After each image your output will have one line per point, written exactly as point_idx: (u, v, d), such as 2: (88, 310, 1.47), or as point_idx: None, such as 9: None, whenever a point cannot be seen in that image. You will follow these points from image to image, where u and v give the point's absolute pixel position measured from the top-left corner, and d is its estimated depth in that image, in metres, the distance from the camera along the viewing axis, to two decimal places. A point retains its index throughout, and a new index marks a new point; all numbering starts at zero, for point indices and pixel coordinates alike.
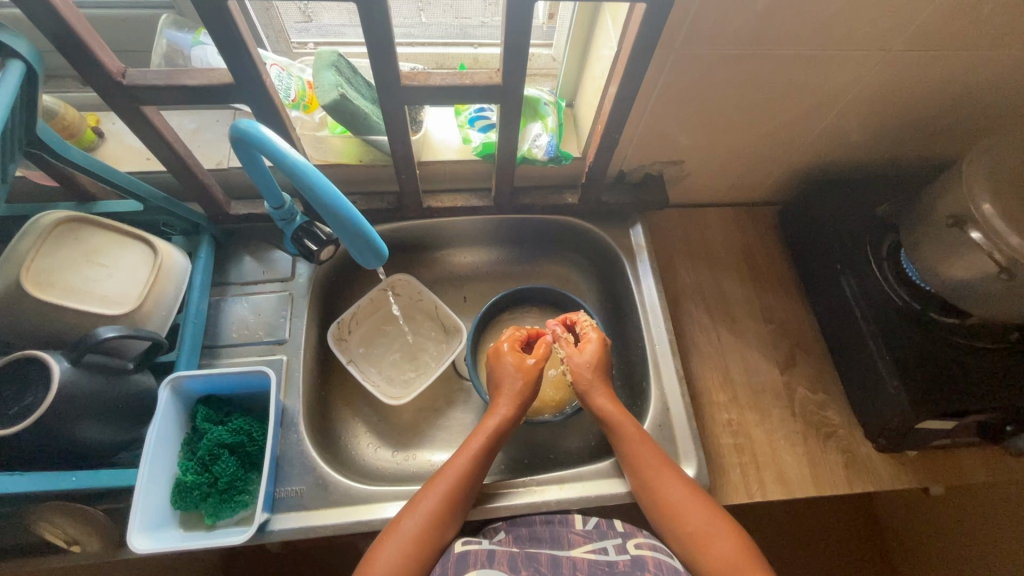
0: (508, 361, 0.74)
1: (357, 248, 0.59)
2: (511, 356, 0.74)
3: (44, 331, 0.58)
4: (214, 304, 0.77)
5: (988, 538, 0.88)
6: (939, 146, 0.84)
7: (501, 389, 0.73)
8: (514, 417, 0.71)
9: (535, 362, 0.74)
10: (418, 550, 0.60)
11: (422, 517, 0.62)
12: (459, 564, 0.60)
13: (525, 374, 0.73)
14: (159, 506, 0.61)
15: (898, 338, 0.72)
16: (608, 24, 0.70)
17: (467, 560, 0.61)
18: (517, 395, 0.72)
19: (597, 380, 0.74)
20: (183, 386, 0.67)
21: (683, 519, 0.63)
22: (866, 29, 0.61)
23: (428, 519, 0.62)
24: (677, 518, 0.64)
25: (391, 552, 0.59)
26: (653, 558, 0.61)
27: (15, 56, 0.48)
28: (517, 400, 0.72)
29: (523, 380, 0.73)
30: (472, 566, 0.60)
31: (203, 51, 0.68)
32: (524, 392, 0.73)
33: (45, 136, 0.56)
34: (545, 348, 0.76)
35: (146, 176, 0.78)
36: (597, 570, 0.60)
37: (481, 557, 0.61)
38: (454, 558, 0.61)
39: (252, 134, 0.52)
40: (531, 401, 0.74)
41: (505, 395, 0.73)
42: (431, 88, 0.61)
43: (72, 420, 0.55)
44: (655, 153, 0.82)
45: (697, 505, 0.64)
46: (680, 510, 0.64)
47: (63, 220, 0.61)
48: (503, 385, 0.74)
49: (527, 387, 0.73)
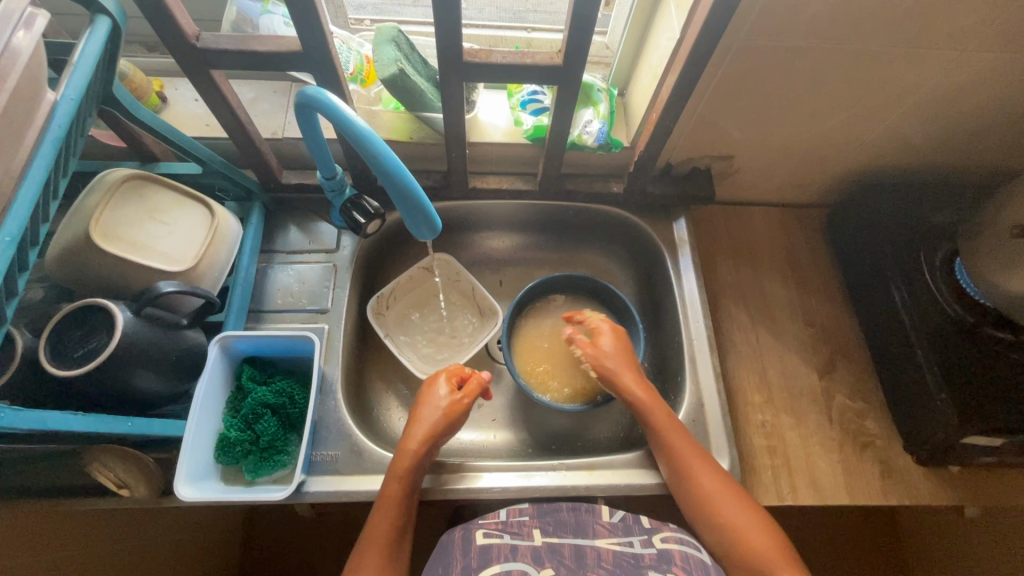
0: (439, 391, 0.70)
1: (412, 218, 0.59)
2: (442, 389, 0.70)
3: (108, 282, 0.60)
4: (261, 270, 0.80)
5: (1001, 560, 0.86)
6: (1006, 157, 0.81)
7: (417, 420, 0.68)
8: (430, 450, 0.67)
9: (462, 399, 0.69)
10: None
11: None
12: (481, 555, 0.60)
13: (448, 408, 0.68)
14: (204, 459, 0.64)
15: (948, 350, 0.70)
16: (670, 10, 0.69)
17: (488, 553, 0.61)
18: (433, 426, 0.67)
19: (619, 364, 0.73)
20: (231, 345, 0.69)
21: (717, 509, 0.63)
22: (942, 27, 0.59)
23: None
24: (711, 507, 0.64)
25: None
26: (679, 551, 0.61)
27: (103, 12, 0.50)
28: (431, 435, 0.66)
29: (444, 413, 0.68)
30: (494, 560, 0.60)
31: (272, 21, 0.70)
32: (441, 424, 0.67)
33: (120, 95, 0.58)
34: (478, 383, 0.71)
35: (206, 142, 0.80)
36: (622, 562, 0.60)
37: (504, 551, 0.61)
38: (476, 549, 0.61)
39: (320, 100, 0.53)
40: (452, 432, 0.69)
41: (420, 427, 0.67)
42: (492, 66, 0.61)
43: (132, 368, 0.57)
44: (706, 146, 0.81)
45: (728, 496, 0.64)
46: (711, 501, 0.64)
47: (128, 177, 0.63)
48: (421, 416, 0.68)
49: (447, 420, 0.68)
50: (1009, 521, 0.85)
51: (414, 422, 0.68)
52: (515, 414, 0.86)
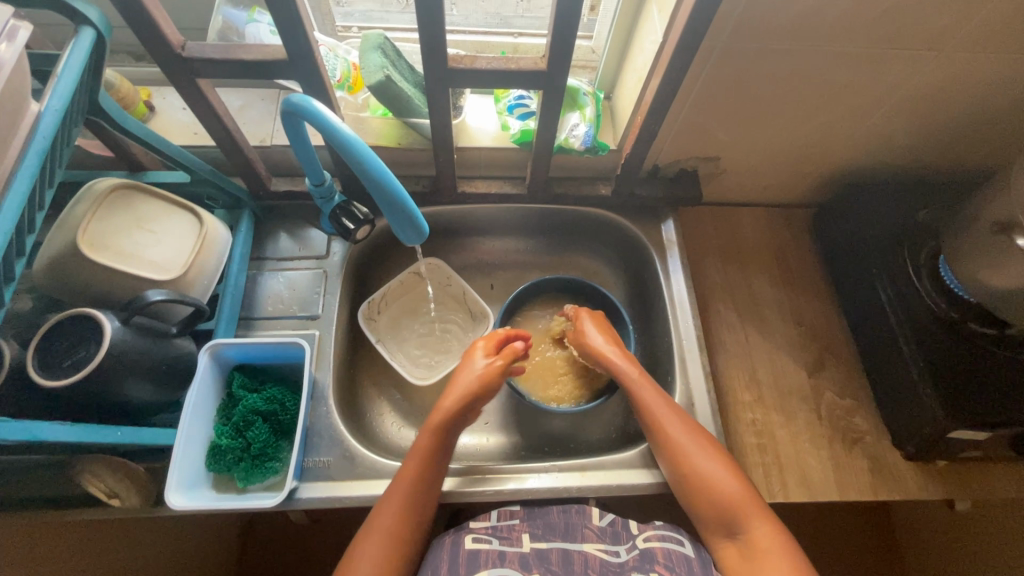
0: (479, 357, 0.72)
1: (399, 224, 0.59)
2: (477, 357, 0.72)
3: (96, 291, 0.61)
4: (250, 277, 0.80)
5: (992, 551, 0.87)
6: (987, 153, 0.82)
7: (455, 382, 0.70)
8: (462, 413, 0.68)
9: (499, 365, 0.70)
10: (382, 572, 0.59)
11: (382, 535, 0.60)
12: (469, 560, 0.62)
13: (485, 374, 0.70)
14: (194, 467, 0.64)
15: (933, 345, 0.71)
16: (652, 14, 0.70)
17: (477, 559, 0.62)
18: (468, 389, 0.69)
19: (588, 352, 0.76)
20: (221, 353, 0.69)
21: (689, 461, 0.64)
22: (918, 28, 0.60)
23: (388, 545, 0.60)
24: (683, 461, 0.65)
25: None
26: (661, 549, 0.62)
27: (87, 23, 0.50)
28: (466, 398, 0.68)
29: (479, 378, 0.69)
30: (482, 566, 0.61)
31: (258, 29, 0.70)
32: (476, 387, 0.69)
33: (107, 105, 0.59)
34: (514, 348, 0.73)
35: (193, 150, 0.80)
36: (607, 571, 0.61)
37: (492, 556, 0.62)
38: (465, 554, 0.62)
39: (305, 108, 0.53)
40: (487, 399, 0.70)
41: (457, 389, 0.69)
42: (476, 72, 0.61)
43: (120, 378, 0.57)
44: (692, 148, 0.82)
45: (701, 448, 0.65)
46: (684, 455, 0.65)
47: (117, 187, 0.64)
48: (459, 378, 0.70)
49: (481, 385, 0.69)
50: (1001, 517, 0.86)
51: (451, 384, 0.70)
52: (508, 417, 0.86)
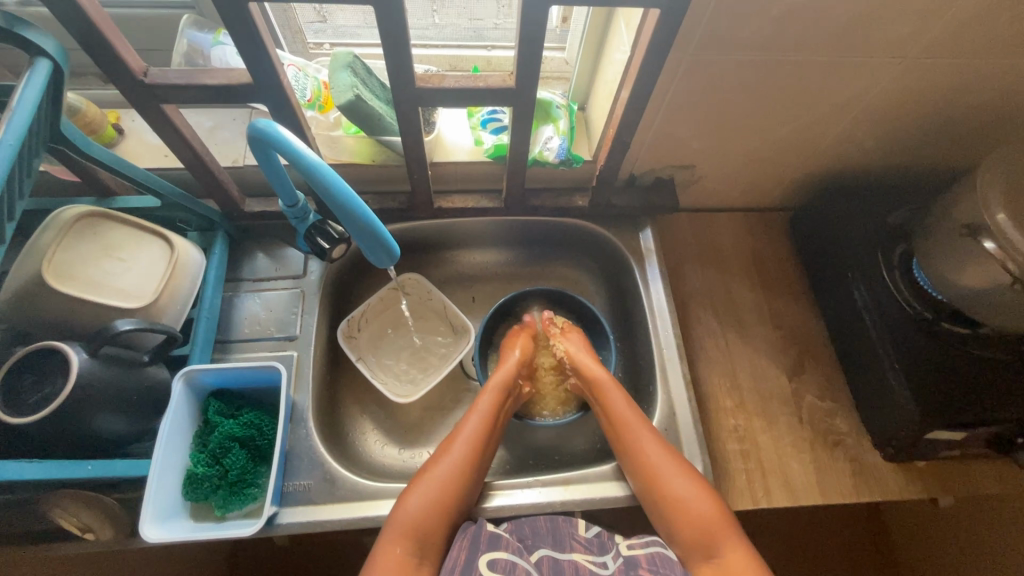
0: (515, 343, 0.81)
1: (369, 246, 0.60)
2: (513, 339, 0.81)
3: (63, 322, 0.59)
4: (226, 300, 0.79)
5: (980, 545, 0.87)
6: (956, 154, 0.83)
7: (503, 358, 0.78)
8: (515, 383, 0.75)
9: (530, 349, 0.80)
10: (447, 495, 0.63)
11: (448, 464, 0.65)
12: (490, 541, 0.61)
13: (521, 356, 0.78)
14: (171, 498, 0.63)
15: (909, 346, 0.72)
16: (620, 28, 0.70)
17: (497, 542, 0.61)
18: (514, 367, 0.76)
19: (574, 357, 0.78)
20: (196, 379, 0.68)
21: (665, 484, 0.65)
22: (880, 36, 0.61)
23: (452, 475, 0.64)
24: (658, 483, 0.65)
25: (421, 498, 0.62)
26: (645, 555, 0.62)
27: (43, 54, 0.50)
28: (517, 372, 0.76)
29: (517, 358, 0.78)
30: (501, 548, 0.60)
31: (223, 51, 0.70)
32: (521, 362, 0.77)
33: (69, 132, 0.58)
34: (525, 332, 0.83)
35: (163, 173, 0.79)
36: None
37: (512, 543, 0.61)
38: (486, 535, 0.62)
39: (269, 134, 0.53)
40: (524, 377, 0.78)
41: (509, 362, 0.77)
42: (445, 90, 0.61)
43: (90, 410, 0.56)
44: (667, 157, 0.83)
45: (676, 470, 0.66)
46: (660, 476, 0.65)
47: (84, 215, 0.62)
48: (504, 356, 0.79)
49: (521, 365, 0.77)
50: (987, 512, 0.86)
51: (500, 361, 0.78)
52: None
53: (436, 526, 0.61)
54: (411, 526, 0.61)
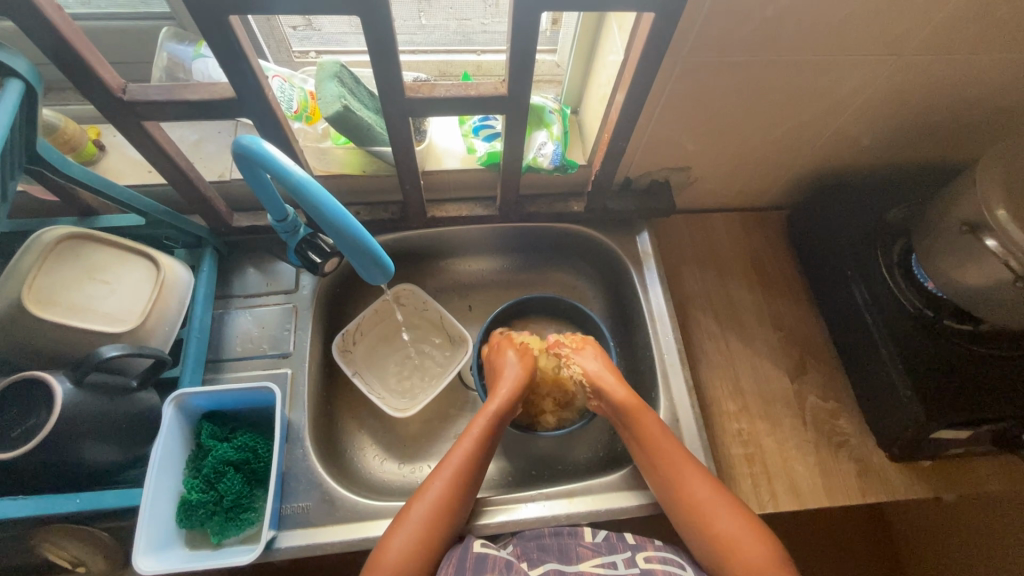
0: (511, 353, 0.77)
1: (359, 261, 0.58)
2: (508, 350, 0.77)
3: (46, 350, 0.57)
4: (216, 317, 0.77)
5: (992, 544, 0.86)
6: (950, 150, 0.83)
7: (501, 376, 0.74)
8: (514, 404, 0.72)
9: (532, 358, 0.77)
10: (430, 532, 0.61)
11: (432, 500, 0.63)
12: (476, 564, 0.59)
13: (525, 367, 0.75)
14: (165, 526, 0.61)
15: (910, 345, 0.71)
16: (612, 30, 0.69)
17: (484, 563, 0.59)
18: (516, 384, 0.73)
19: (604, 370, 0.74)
20: (187, 402, 0.66)
21: (711, 522, 0.62)
22: (875, 34, 0.60)
23: (435, 511, 0.62)
24: (704, 516, 0.63)
25: (405, 536, 0.60)
26: (662, 571, 0.60)
27: (14, 74, 0.48)
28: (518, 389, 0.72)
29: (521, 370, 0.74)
30: (488, 570, 0.58)
31: (206, 65, 0.68)
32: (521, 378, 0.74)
33: (46, 153, 0.56)
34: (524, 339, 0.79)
35: (147, 189, 0.77)
36: None
37: (500, 564, 0.59)
38: (472, 557, 0.60)
39: (254, 150, 0.51)
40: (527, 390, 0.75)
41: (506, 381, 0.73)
42: (435, 99, 0.60)
43: (76, 440, 0.54)
44: (662, 160, 0.82)
45: (721, 503, 0.63)
46: (702, 508, 0.63)
47: (64, 238, 0.60)
48: (503, 372, 0.75)
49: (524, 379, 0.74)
50: None
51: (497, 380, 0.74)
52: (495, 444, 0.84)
53: (421, 565, 0.59)
54: (394, 565, 0.59)
